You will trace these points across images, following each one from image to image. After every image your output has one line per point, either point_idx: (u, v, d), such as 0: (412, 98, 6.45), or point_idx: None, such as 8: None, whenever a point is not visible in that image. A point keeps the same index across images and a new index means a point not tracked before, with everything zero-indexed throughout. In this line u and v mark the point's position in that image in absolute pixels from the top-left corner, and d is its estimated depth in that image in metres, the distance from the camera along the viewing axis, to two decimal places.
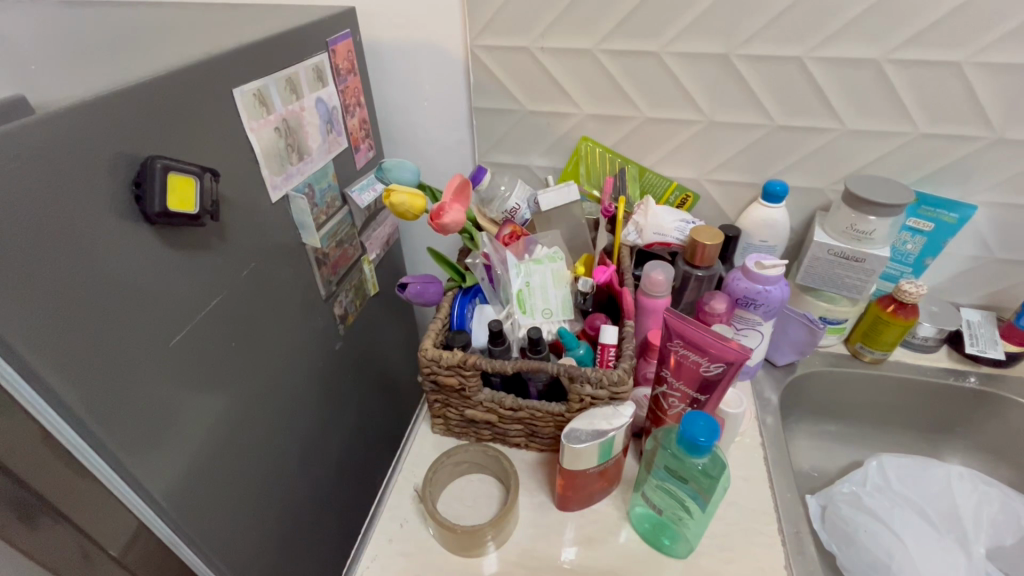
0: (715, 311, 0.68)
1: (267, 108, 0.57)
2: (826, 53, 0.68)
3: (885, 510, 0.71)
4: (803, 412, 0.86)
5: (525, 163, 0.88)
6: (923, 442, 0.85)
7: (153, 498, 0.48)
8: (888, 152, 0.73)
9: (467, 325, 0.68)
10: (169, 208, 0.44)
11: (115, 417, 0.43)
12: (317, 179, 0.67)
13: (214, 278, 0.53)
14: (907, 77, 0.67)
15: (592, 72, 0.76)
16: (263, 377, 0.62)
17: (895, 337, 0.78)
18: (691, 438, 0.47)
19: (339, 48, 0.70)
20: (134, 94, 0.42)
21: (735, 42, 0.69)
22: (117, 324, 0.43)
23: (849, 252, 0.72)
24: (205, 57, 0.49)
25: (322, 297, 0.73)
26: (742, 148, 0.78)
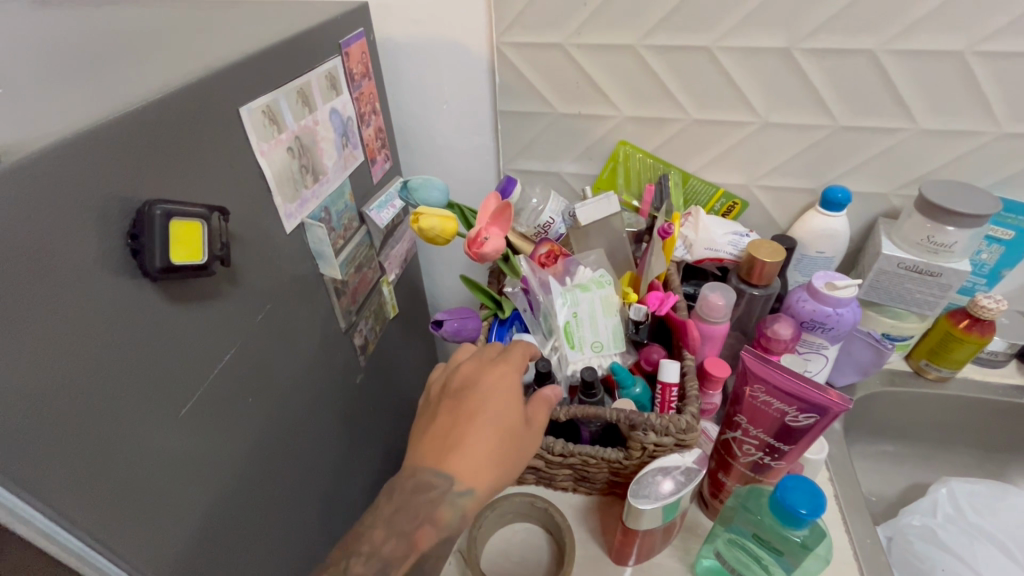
0: (780, 336, 0.61)
1: (278, 126, 0.50)
2: (903, 45, 0.60)
3: (962, 545, 0.66)
4: (859, 432, 0.80)
5: (554, 170, 0.81)
6: (989, 462, 0.79)
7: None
8: (965, 153, 0.66)
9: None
10: (172, 260, 0.37)
11: (116, 506, 0.36)
12: (333, 201, 0.60)
13: (226, 327, 0.46)
14: (994, 70, 0.60)
15: (633, 71, 0.68)
16: (280, 429, 0.55)
17: (966, 355, 0.71)
18: (790, 508, 0.40)
19: (352, 50, 0.62)
20: (123, 125, 0.35)
21: (799, 35, 0.62)
22: (117, 400, 0.36)
23: (922, 265, 0.65)
24: (206, 71, 0.42)
25: (342, 329, 0.66)
26: (799, 150, 0.70)
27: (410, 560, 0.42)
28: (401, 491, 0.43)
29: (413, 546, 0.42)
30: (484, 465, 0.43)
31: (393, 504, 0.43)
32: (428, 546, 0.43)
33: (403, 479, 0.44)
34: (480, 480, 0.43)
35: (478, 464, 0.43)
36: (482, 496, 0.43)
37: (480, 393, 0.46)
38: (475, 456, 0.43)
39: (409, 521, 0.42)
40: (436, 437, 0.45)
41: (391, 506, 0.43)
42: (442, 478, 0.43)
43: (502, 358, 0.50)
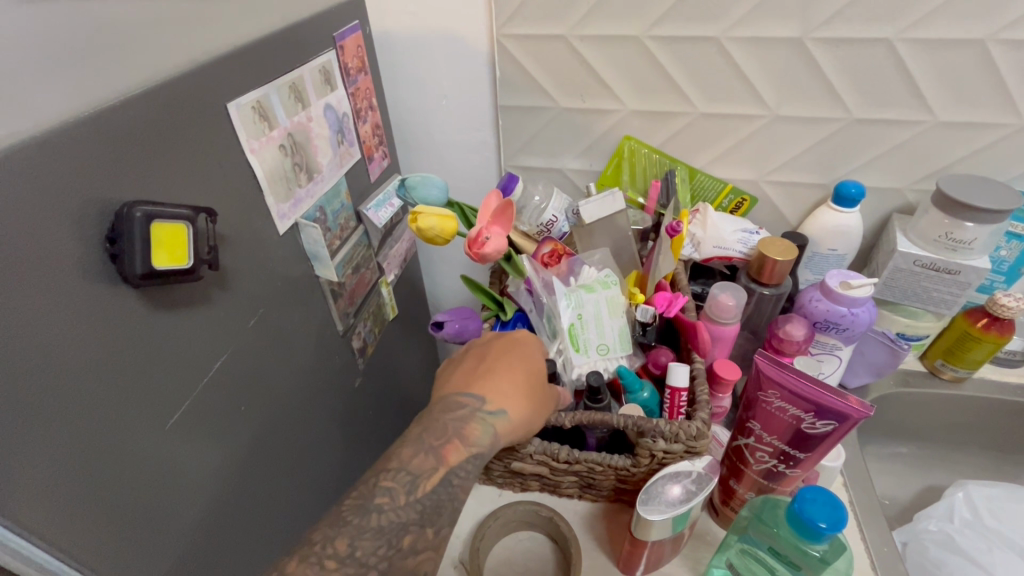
0: (793, 337, 0.59)
1: (269, 123, 0.47)
2: (920, 34, 0.58)
3: (981, 551, 0.64)
4: (872, 434, 0.78)
5: (557, 166, 0.78)
6: (1006, 465, 0.77)
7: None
8: (984, 146, 0.63)
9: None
10: (153, 265, 0.35)
11: (99, 523, 0.34)
12: (329, 200, 0.58)
13: (217, 334, 0.44)
14: (1016, 60, 0.57)
15: (639, 63, 0.66)
16: (274, 437, 0.53)
17: (983, 355, 0.69)
18: (809, 522, 0.38)
19: (347, 43, 0.60)
20: (100, 123, 0.33)
21: (812, 24, 0.59)
22: (98, 414, 0.34)
23: (939, 263, 0.63)
24: (191, 66, 0.40)
25: (339, 332, 0.64)
26: (810, 144, 0.68)
27: (440, 472, 0.41)
28: (430, 416, 0.45)
29: (443, 460, 0.42)
30: (512, 391, 0.47)
31: (423, 425, 0.44)
32: (458, 464, 0.42)
33: (433, 408, 0.46)
34: (510, 404, 0.46)
35: (507, 388, 0.47)
36: (511, 423, 0.45)
37: (504, 343, 0.52)
38: (504, 382, 0.47)
39: (437, 437, 0.43)
40: (465, 375, 0.49)
41: (420, 427, 0.44)
42: (474, 397, 0.46)
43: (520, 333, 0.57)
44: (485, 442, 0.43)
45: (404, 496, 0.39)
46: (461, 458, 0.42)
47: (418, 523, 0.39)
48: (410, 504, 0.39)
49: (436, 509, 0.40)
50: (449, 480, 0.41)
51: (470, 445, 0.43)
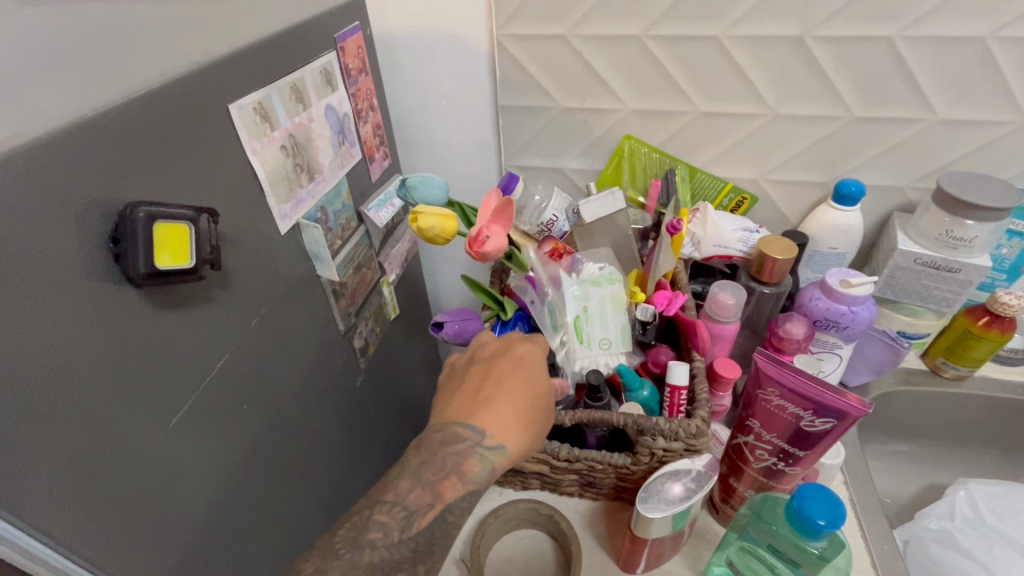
0: (793, 336, 0.59)
1: (270, 123, 0.48)
2: (920, 32, 0.58)
3: (982, 549, 0.64)
4: (873, 432, 0.78)
5: (557, 166, 0.79)
6: (1008, 463, 0.77)
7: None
8: (985, 144, 0.63)
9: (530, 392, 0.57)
10: (156, 265, 0.36)
11: (104, 521, 0.35)
12: (330, 201, 0.58)
13: (219, 333, 0.44)
14: (1016, 57, 0.57)
15: (639, 62, 0.66)
16: (277, 435, 0.54)
17: (985, 353, 0.69)
18: (808, 519, 0.38)
19: (348, 44, 0.60)
20: (103, 124, 0.33)
21: (811, 23, 0.59)
22: (102, 411, 0.34)
23: (939, 261, 0.63)
24: (192, 67, 0.40)
25: (341, 332, 0.64)
26: (811, 143, 0.68)
27: (435, 509, 0.40)
28: (428, 445, 0.43)
29: (439, 497, 0.40)
30: (514, 423, 0.44)
31: (420, 457, 0.42)
32: (453, 500, 0.41)
33: (431, 435, 0.44)
34: (510, 437, 0.43)
35: (509, 420, 0.44)
36: (510, 456, 0.43)
37: (510, 358, 0.48)
38: (506, 412, 0.44)
39: (435, 472, 0.41)
40: (467, 396, 0.46)
41: (417, 460, 0.42)
42: (473, 429, 0.43)
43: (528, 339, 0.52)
44: (483, 478, 0.42)
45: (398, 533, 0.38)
46: (458, 494, 0.41)
47: (410, 559, 0.39)
48: (404, 542, 0.38)
49: (428, 548, 0.40)
50: (445, 517, 0.40)
51: (467, 481, 0.42)
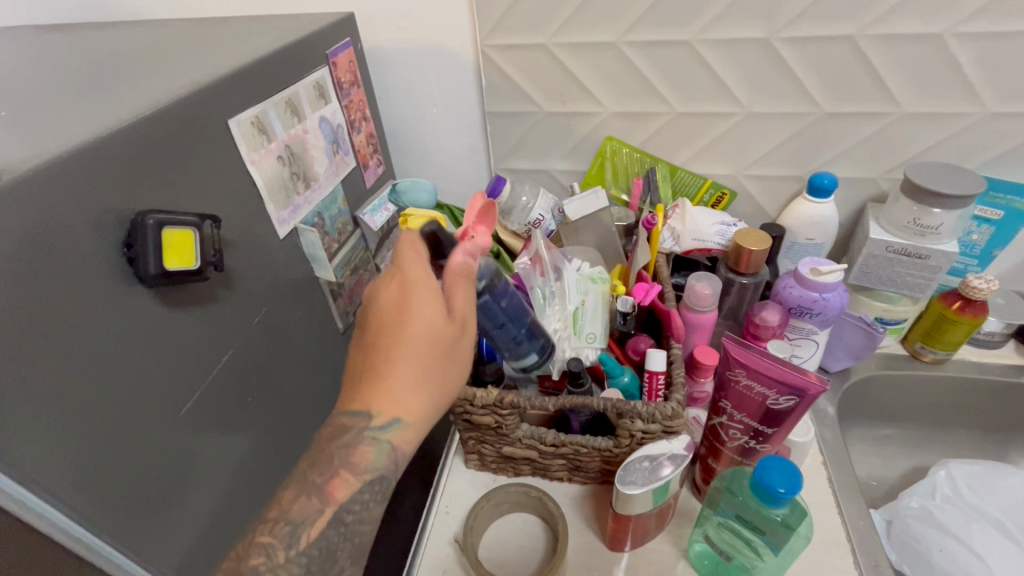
0: (767, 323, 0.62)
1: (267, 136, 0.52)
2: (880, 31, 0.61)
3: (959, 524, 0.66)
4: (856, 417, 0.80)
5: (544, 168, 0.82)
6: (991, 444, 0.79)
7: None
8: (950, 135, 0.66)
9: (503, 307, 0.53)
10: (166, 266, 0.40)
11: (124, 499, 0.39)
12: (326, 206, 0.62)
13: (224, 331, 0.48)
14: (974, 52, 0.60)
15: (616, 68, 0.69)
16: (279, 427, 0.58)
17: (961, 336, 0.71)
18: (768, 487, 0.41)
19: (340, 59, 0.64)
20: (118, 143, 0.37)
21: (777, 25, 0.63)
22: (120, 399, 0.38)
23: (909, 248, 0.66)
24: (195, 88, 0.44)
25: (339, 331, 0.68)
26: (785, 139, 0.71)
27: (325, 515, 0.42)
28: (319, 442, 0.44)
29: (328, 501, 0.42)
30: (402, 393, 0.43)
31: (311, 457, 0.43)
32: (347, 498, 0.42)
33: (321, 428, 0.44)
34: (401, 410, 0.43)
35: (395, 393, 0.42)
36: (412, 425, 0.43)
37: (384, 314, 0.43)
38: (393, 387, 0.42)
39: (321, 474, 0.42)
40: (353, 371, 0.44)
41: (308, 459, 0.43)
42: (359, 416, 0.43)
43: (400, 265, 0.45)
44: (383, 467, 0.44)
45: (283, 552, 0.40)
46: (348, 496, 0.42)
47: (307, 569, 0.41)
48: (294, 558, 0.40)
49: (330, 553, 0.42)
50: (339, 521, 0.42)
51: (363, 471, 0.43)
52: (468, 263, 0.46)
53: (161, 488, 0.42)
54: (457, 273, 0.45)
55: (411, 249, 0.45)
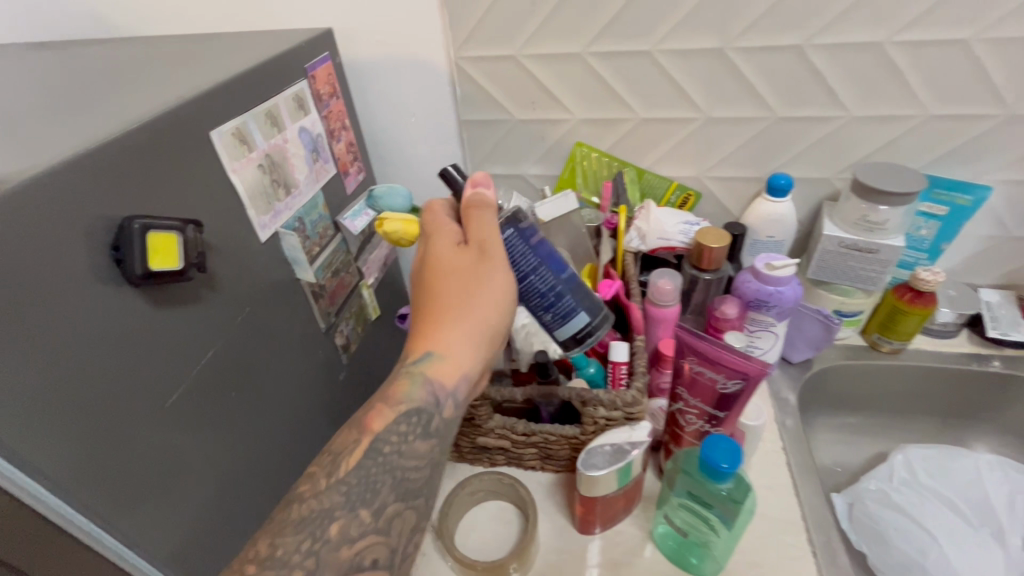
0: (727, 316, 0.66)
1: (248, 146, 0.55)
2: (826, 40, 0.65)
3: (914, 504, 0.69)
4: (821, 407, 0.84)
5: (518, 173, 0.86)
6: (949, 430, 0.83)
7: (159, 566, 0.47)
8: (896, 137, 0.70)
9: (545, 257, 0.55)
10: (151, 266, 0.42)
11: (112, 483, 0.42)
12: (307, 212, 0.66)
13: (209, 329, 0.51)
14: (913, 59, 0.64)
15: (583, 77, 0.73)
16: (262, 422, 0.60)
17: (914, 327, 0.75)
18: (713, 464, 0.45)
19: (318, 72, 0.67)
20: (106, 155, 0.40)
21: (730, 36, 0.67)
22: (108, 390, 0.41)
23: (860, 244, 0.70)
24: (178, 102, 0.47)
25: (321, 330, 0.71)
26: (744, 142, 0.75)
27: (364, 443, 0.45)
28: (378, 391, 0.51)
29: (366, 429, 0.45)
30: (430, 325, 0.50)
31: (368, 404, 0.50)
32: (383, 428, 0.45)
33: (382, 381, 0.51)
34: (432, 341, 0.49)
35: (426, 326, 0.50)
36: (446, 356, 0.48)
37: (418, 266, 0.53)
38: (425, 320, 0.50)
39: (366, 409, 0.47)
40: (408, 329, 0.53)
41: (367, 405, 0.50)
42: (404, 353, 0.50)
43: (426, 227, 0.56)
44: (419, 397, 0.47)
45: (324, 478, 0.43)
46: (386, 426, 0.46)
47: (345, 499, 0.42)
48: (332, 487, 0.43)
49: (370, 483, 0.43)
50: (377, 450, 0.45)
51: (399, 402, 0.47)
52: (477, 195, 0.54)
53: (149, 474, 0.45)
54: (469, 207, 0.53)
55: (437, 210, 0.56)
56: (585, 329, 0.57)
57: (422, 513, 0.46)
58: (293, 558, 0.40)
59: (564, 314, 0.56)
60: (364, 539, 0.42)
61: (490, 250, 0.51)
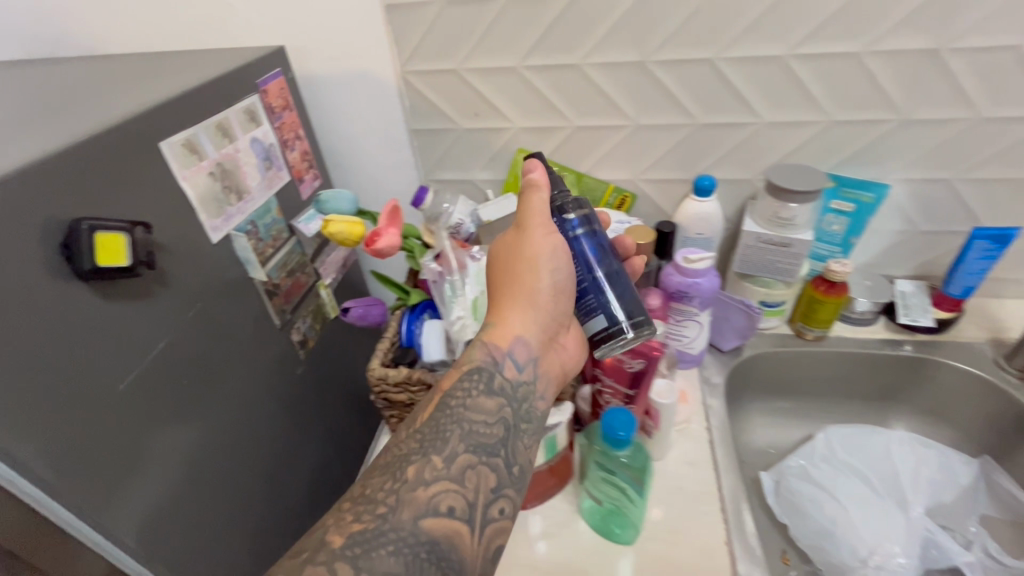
0: (651, 306, 0.72)
1: (198, 155, 0.60)
2: (734, 54, 0.71)
3: (829, 479, 0.75)
4: (754, 392, 0.89)
5: (468, 178, 0.91)
6: (872, 412, 0.89)
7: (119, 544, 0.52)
8: (806, 140, 0.77)
9: (584, 249, 0.56)
10: (99, 263, 0.47)
11: (64, 458, 0.46)
12: (260, 216, 0.70)
13: (160, 322, 0.56)
14: (813, 69, 0.71)
15: (520, 89, 0.79)
16: (217, 410, 0.65)
17: (831, 315, 0.81)
18: (613, 433, 0.51)
19: (270, 87, 0.73)
20: (57, 164, 0.45)
21: (649, 49, 0.73)
22: (60, 374, 0.46)
23: (775, 238, 0.76)
24: (129, 116, 0.52)
25: (276, 326, 0.75)
26: (671, 147, 0.81)
27: (435, 400, 0.50)
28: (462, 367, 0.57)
29: (438, 388, 0.51)
30: (494, 301, 0.56)
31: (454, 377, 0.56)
32: (451, 386, 0.50)
33: None
34: (495, 314, 0.55)
35: (492, 303, 0.57)
36: (500, 323, 0.54)
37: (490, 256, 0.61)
38: (491, 299, 0.57)
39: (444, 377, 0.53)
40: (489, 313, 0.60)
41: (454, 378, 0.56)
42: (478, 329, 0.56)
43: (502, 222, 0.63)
44: (477, 358, 0.51)
45: (404, 429, 0.48)
46: (453, 384, 0.50)
47: (420, 444, 0.46)
48: (410, 435, 0.47)
49: (440, 431, 0.46)
50: (446, 405, 0.48)
51: (463, 365, 0.52)
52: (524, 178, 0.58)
53: (101, 452, 0.50)
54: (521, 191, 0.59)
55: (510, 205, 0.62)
56: (605, 330, 0.56)
57: (500, 472, 0.46)
58: (377, 495, 0.42)
59: (587, 311, 0.57)
60: (438, 483, 0.44)
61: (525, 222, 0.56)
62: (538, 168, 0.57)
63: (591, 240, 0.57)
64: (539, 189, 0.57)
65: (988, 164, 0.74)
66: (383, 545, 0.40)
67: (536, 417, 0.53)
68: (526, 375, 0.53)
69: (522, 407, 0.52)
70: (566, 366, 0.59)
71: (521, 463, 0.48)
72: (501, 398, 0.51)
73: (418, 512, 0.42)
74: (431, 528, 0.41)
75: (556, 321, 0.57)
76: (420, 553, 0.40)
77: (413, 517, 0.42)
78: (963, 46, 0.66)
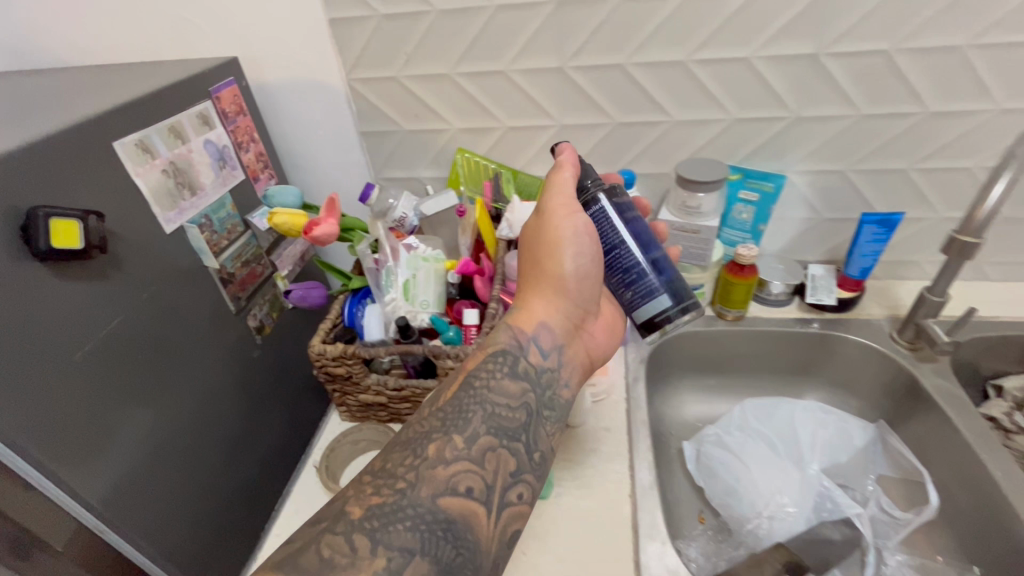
0: None
1: (152, 154, 0.67)
2: (641, 59, 0.79)
3: (739, 445, 0.82)
4: (681, 370, 0.97)
5: (415, 176, 0.99)
6: (789, 386, 0.96)
7: (90, 504, 0.59)
8: (713, 136, 0.85)
9: (626, 236, 0.64)
10: (53, 245, 0.54)
11: (24, 415, 0.52)
12: (214, 210, 0.78)
13: (115, 302, 0.63)
14: (711, 72, 0.79)
15: (455, 93, 0.87)
16: (174, 384, 0.71)
17: (745, 296, 0.88)
18: None
19: (223, 94, 0.80)
20: (16, 160, 0.52)
21: (566, 56, 0.81)
22: (20, 340, 0.52)
23: (685, 225, 0.84)
24: (84, 119, 0.59)
25: (232, 312, 0.82)
26: (594, 144, 0.89)
27: (459, 379, 0.56)
28: None
29: (462, 367, 0.57)
30: (523, 290, 0.64)
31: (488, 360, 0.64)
32: (474, 367, 0.57)
33: None
34: (524, 301, 0.63)
35: (521, 291, 0.65)
36: (524, 309, 0.62)
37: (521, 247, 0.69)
38: (523, 287, 0.65)
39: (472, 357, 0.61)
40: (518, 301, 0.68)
41: None
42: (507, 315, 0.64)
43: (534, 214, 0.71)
44: (502, 342, 0.59)
45: (427, 407, 0.54)
46: (478, 365, 0.57)
47: (442, 421, 0.52)
48: (433, 413, 0.53)
49: (463, 412, 0.53)
50: (469, 385, 0.55)
51: (488, 346, 0.59)
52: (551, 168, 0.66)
53: (59, 412, 0.56)
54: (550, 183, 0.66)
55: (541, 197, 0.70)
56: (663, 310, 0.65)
57: (518, 457, 0.53)
58: (399, 471, 0.49)
59: (646, 293, 0.65)
60: (458, 463, 0.50)
61: (550, 209, 0.63)
62: (567, 151, 0.67)
63: (630, 227, 0.64)
64: (564, 172, 0.66)
65: (875, 155, 0.83)
66: (402, 518, 0.46)
67: (557, 401, 0.59)
68: (549, 361, 0.60)
69: (544, 392, 0.58)
70: (592, 353, 0.67)
71: (540, 449, 0.55)
72: (524, 381, 0.57)
73: (438, 488, 0.48)
74: (448, 506, 0.47)
75: (578, 309, 0.64)
76: (437, 529, 0.46)
77: (431, 494, 0.48)
78: (838, 51, 0.74)
